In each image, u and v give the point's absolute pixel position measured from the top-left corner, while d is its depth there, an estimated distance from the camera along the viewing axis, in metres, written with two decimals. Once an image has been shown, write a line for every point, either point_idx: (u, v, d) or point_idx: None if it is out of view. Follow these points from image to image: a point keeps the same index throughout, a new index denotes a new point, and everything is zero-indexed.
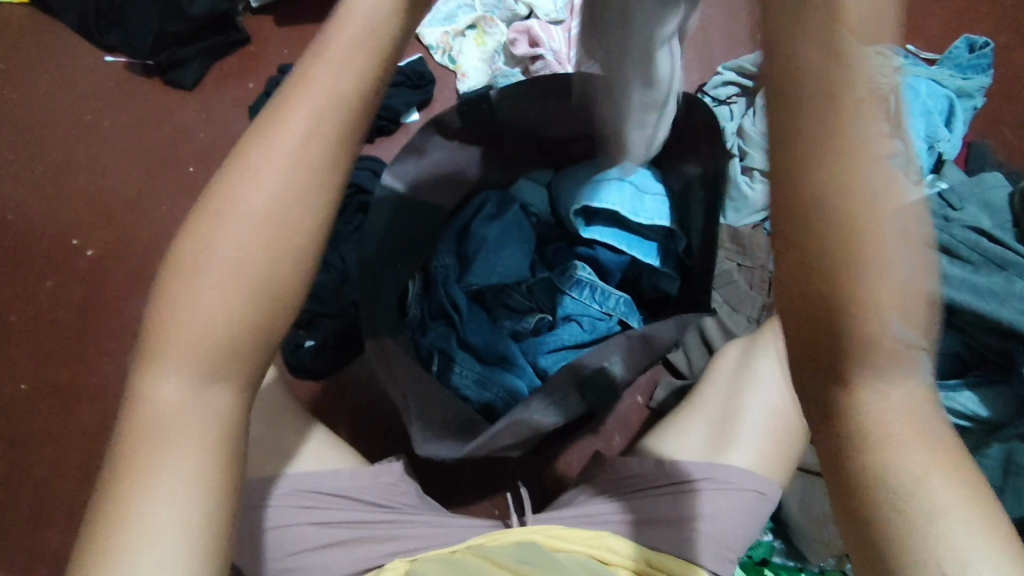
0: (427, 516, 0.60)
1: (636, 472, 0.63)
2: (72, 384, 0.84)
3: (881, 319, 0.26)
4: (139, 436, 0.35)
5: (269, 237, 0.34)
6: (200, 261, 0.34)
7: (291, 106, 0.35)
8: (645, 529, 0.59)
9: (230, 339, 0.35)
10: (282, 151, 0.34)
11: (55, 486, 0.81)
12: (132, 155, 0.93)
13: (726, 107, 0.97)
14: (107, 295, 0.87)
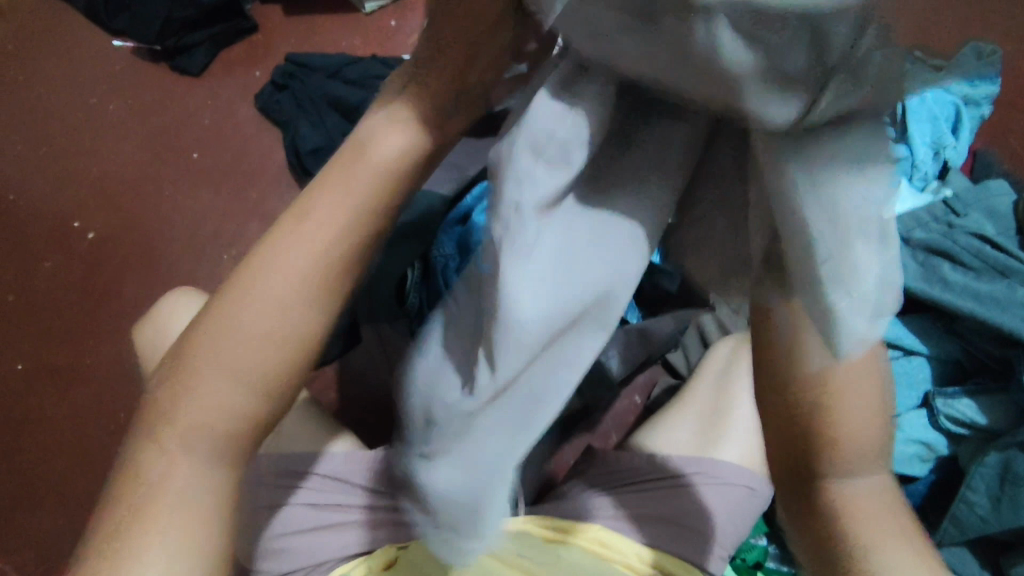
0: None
1: (625, 466, 0.63)
2: (69, 366, 0.84)
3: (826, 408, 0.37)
4: (140, 487, 0.38)
5: (282, 335, 0.36)
6: (217, 342, 0.36)
7: (321, 210, 0.35)
8: (636, 523, 0.59)
9: (235, 421, 0.37)
10: (303, 253, 0.35)
11: (48, 467, 0.81)
12: (136, 139, 0.93)
13: None
14: (107, 279, 0.87)
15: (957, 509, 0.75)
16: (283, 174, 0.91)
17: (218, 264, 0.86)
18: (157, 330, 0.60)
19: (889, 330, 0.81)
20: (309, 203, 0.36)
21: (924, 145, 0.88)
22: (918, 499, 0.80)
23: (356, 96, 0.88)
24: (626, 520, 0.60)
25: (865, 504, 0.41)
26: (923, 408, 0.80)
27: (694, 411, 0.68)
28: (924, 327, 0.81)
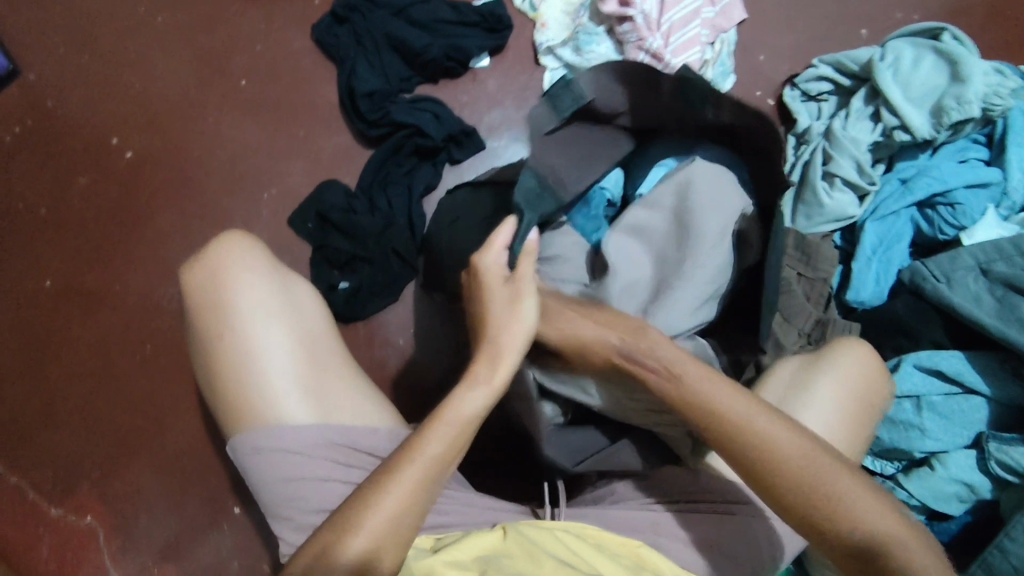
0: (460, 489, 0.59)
1: (669, 477, 0.61)
2: (98, 289, 0.81)
3: (757, 439, 0.51)
4: (340, 526, 0.49)
5: (465, 417, 0.53)
6: (432, 422, 0.52)
7: (518, 314, 0.54)
8: (675, 539, 0.58)
9: (435, 471, 0.51)
10: (513, 340, 0.53)
11: (69, 388, 0.79)
12: (182, 57, 0.87)
13: (814, 104, 0.92)
14: (139, 204, 0.83)
15: (991, 555, 0.73)
16: (335, 116, 0.86)
17: (258, 203, 0.84)
18: (210, 283, 0.57)
19: (950, 365, 0.77)
20: (490, 279, 0.56)
21: (1019, 171, 0.83)
22: (948, 537, 0.79)
23: (421, 40, 0.85)
24: (665, 536, 0.58)
25: (868, 515, 0.49)
26: (973, 449, 0.77)
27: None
28: (989, 365, 0.77)
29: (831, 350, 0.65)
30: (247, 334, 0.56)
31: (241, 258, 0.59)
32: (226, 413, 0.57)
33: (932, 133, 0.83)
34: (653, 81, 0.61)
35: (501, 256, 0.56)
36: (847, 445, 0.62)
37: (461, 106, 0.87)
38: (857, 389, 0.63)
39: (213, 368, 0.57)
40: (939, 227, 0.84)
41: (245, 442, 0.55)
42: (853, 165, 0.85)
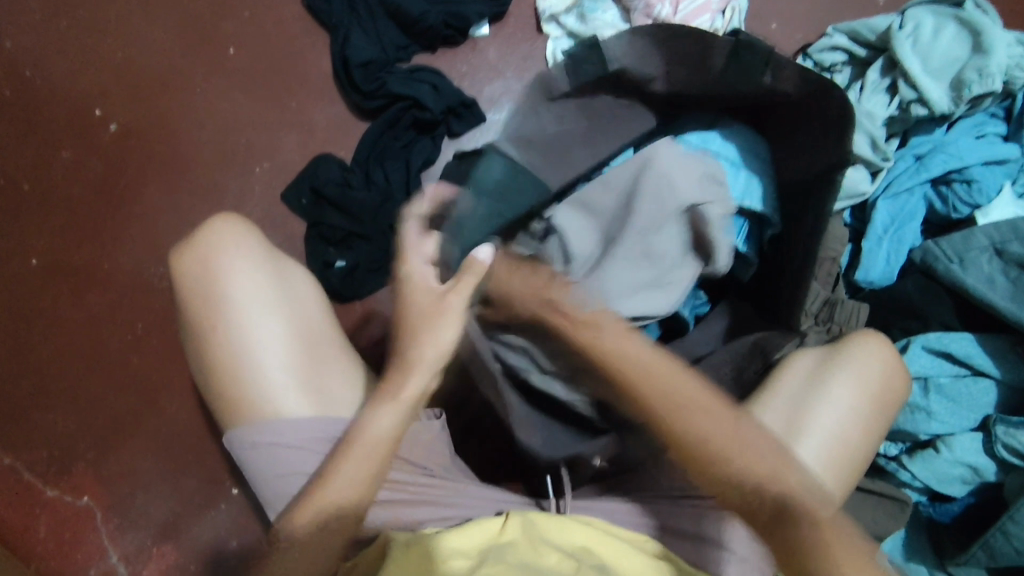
0: (465, 482, 0.58)
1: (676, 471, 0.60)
2: (86, 267, 0.79)
3: (666, 387, 0.49)
4: (285, 535, 0.49)
5: (388, 430, 0.51)
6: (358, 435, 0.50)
7: (436, 323, 0.49)
8: (682, 536, 0.57)
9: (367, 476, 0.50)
10: (438, 350, 0.50)
11: (59, 369, 0.77)
12: (166, 24, 0.83)
13: (828, 76, 0.89)
14: (126, 178, 0.80)
15: (993, 537, 0.73)
16: (328, 87, 0.83)
17: (250, 178, 0.81)
18: (203, 271, 0.55)
19: (960, 347, 0.76)
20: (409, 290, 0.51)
21: None
22: (949, 518, 0.80)
23: (418, 6, 0.81)
24: (668, 534, 0.58)
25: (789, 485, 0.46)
26: (979, 432, 0.76)
27: (779, 412, 0.60)
28: (1000, 349, 0.76)
29: (853, 347, 0.62)
30: (241, 326, 0.54)
31: (231, 245, 0.56)
32: (222, 406, 0.55)
33: (951, 107, 0.80)
34: (705, 44, 0.59)
35: (414, 260, 0.51)
36: (863, 445, 0.60)
37: (460, 77, 0.84)
38: (878, 388, 0.61)
39: (206, 361, 0.55)
40: (953, 206, 0.82)
41: (242, 436, 0.54)
42: (867, 140, 0.82)
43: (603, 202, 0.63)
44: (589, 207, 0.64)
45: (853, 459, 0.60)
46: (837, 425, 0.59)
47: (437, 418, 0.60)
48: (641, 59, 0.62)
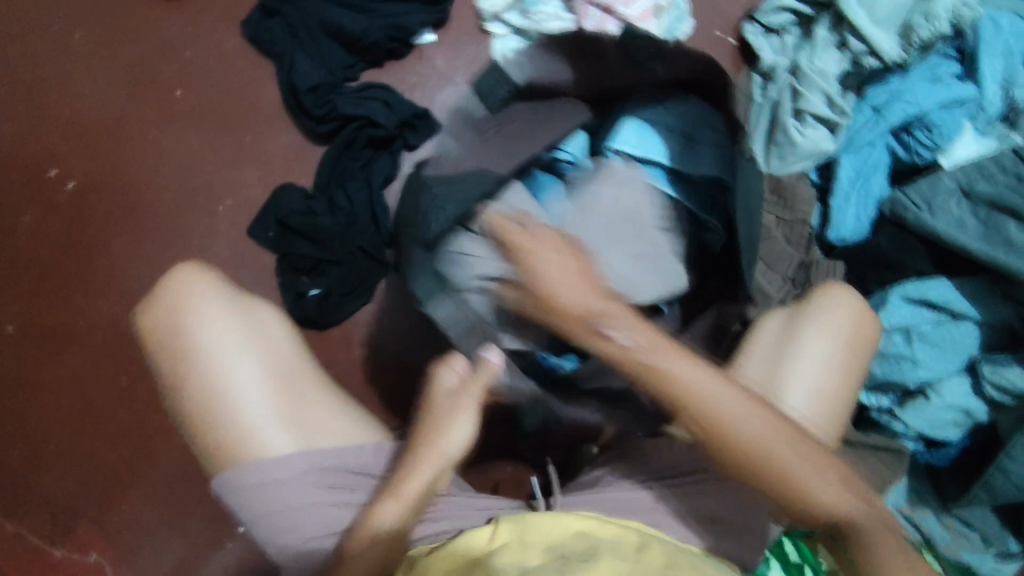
0: (456, 492, 0.60)
1: (660, 456, 0.62)
2: (61, 328, 0.79)
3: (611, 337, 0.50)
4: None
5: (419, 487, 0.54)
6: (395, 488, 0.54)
7: (464, 406, 0.58)
8: (677, 517, 0.58)
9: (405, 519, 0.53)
10: (465, 426, 0.57)
11: (50, 431, 0.78)
12: (109, 74, 0.82)
13: (778, 38, 0.88)
14: (89, 234, 0.80)
15: (992, 476, 0.74)
16: (280, 116, 0.82)
17: (213, 217, 0.81)
18: (173, 323, 0.56)
19: (937, 292, 0.76)
20: (435, 397, 0.59)
21: (994, 84, 0.80)
22: (947, 462, 0.82)
23: (358, 23, 0.80)
24: (664, 512, 0.58)
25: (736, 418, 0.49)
26: (966, 374, 0.77)
27: (757, 374, 0.62)
28: (977, 289, 0.76)
29: (817, 301, 0.64)
30: (214, 365, 0.55)
31: (195, 287, 0.57)
32: (204, 454, 0.55)
33: (902, 55, 0.80)
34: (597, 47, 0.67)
35: (448, 373, 0.60)
36: (841, 393, 0.62)
37: (411, 88, 0.83)
38: (848, 336, 0.62)
39: (181, 406, 0.55)
40: (916, 152, 0.81)
41: (227, 481, 0.54)
42: (823, 99, 0.82)
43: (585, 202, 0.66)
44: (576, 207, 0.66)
45: (834, 408, 0.61)
46: (813, 376, 0.61)
47: None
48: (544, 68, 0.67)
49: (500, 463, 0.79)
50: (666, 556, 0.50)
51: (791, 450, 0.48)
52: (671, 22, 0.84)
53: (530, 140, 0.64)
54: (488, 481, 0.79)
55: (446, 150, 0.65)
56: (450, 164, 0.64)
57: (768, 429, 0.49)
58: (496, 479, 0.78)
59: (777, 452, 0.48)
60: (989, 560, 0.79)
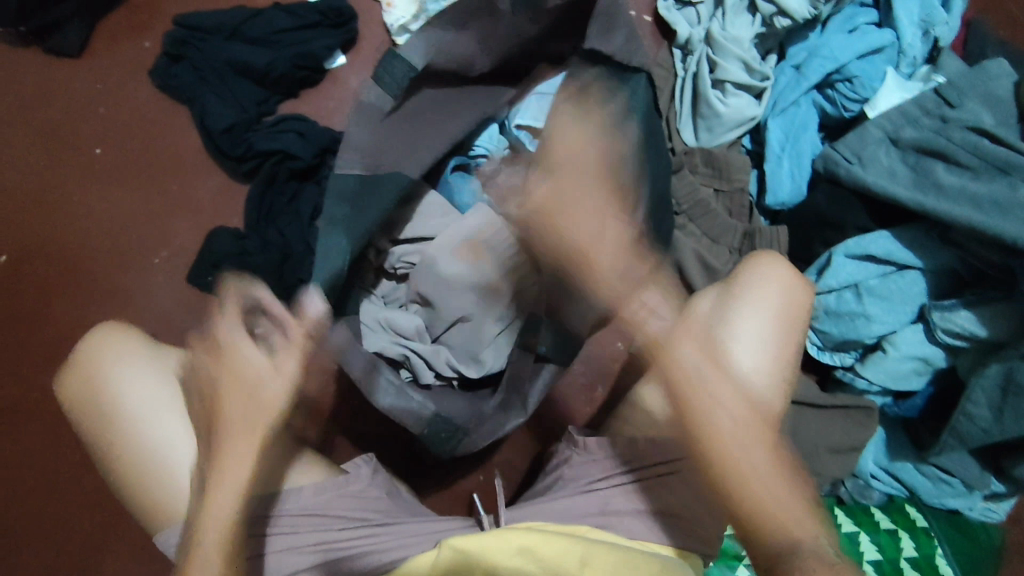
0: (407, 520, 0.58)
1: (611, 457, 0.63)
2: (12, 400, 0.79)
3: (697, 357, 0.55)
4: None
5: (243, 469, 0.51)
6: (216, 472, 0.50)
7: (270, 366, 0.51)
8: (624, 517, 0.60)
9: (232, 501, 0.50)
10: (271, 389, 0.51)
11: (13, 506, 0.77)
12: (26, 143, 0.82)
13: (692, 9, 0.87)
14: (29, 304, 0.80)
15: (958, 422, 0.72)
16: (202, 159, 0.82)
17: (150, 271, 0.80)
18: (91, 389, 0.55)
19: (878, 246, 0.75)
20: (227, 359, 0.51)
21: (912, 26, 0.80)
22: (916, 413, 0.80)
23: (263, 57, 0.79)
24: (613, 516, 0.60)
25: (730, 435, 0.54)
26: (919, 323, 0.76)
27: None
28: (917, 237, 0.75)
29: (749, 273, 0.64)
30: (143, 423, 0.55)
31: (113, 350, 0.57)
32: (144, 515, 0.55)
33: (813, 11, 0.79)
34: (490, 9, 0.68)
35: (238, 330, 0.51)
36: (780, 365, 0.60)
37: (329, 113, 0.83)
38: (778, 308, 0.62)
39: (114, 470, 0.55)
40: (842, 106, 0.80)
41: (169, 539, 0.53)
42: (741, 66, 0.81)
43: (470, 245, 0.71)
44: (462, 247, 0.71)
45: (776, 383, 0.60)
46: (749, 352, 0.59)
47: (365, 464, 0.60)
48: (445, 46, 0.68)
49: (473, 473, 0.80)
50: (609, 566, 0.52)
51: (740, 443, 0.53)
52: None
53: (439, 130, 0.72)
54: (463, 494, 0.79)
55: (353, 137, 0.62)
56: (358, 152, 0.63)
57: (731, 423, 0.54)
58: (472, 489, 0.79)
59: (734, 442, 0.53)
60: (979, 503, 0.80)
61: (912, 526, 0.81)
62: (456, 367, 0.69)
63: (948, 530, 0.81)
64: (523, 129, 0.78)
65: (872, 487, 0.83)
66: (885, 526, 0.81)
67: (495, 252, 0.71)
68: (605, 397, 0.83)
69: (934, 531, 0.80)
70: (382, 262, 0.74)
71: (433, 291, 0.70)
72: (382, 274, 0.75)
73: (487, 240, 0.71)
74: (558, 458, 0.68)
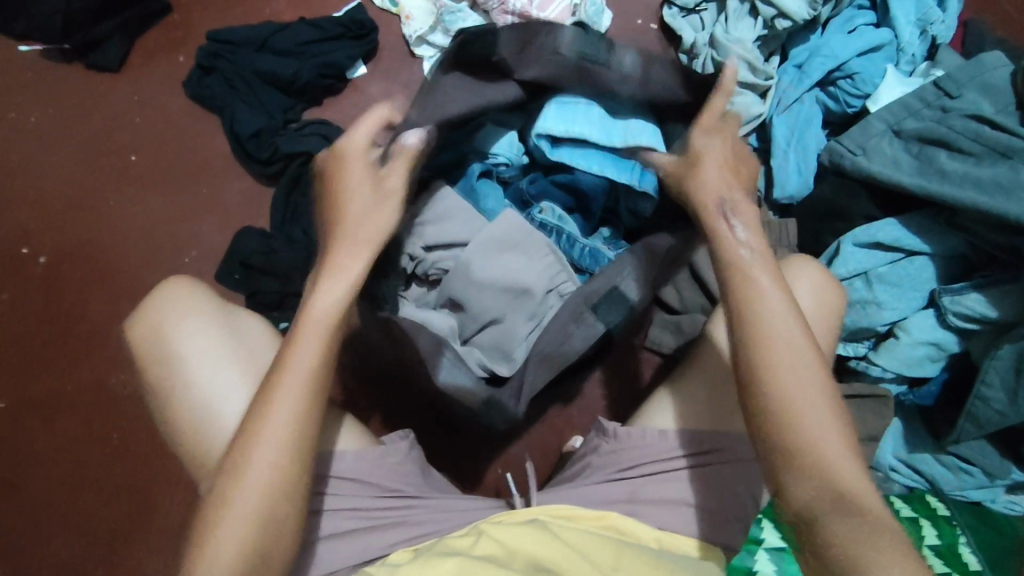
0: (436, 495, 0.60)
1: (636, 444, 0.64)
2: (49, 396, 0.82)
3: (754, 285, 0.51)
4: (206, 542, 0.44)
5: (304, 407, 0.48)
6: (263, 424, 0.47)
7: (326, 275, 0.52)
8: (651, 505, 0.61)
9: (295, 444, 0.47)
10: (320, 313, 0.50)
11: (48, 497, 0.80)
12: (67, 152, 0.87)
13: (695, 17, 0.91)
14: (67, 304, 0.84)
15: (974, 406, 0.73)
16: (232, 163, 0.86)
17: (181, 270, 0.84)
18: (152, 349, 0.58)
19: (887, 233, 0.77)
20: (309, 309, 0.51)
21: (909, 25, 0.83)
22: (932, 400, 0.81)
23: (289, 67, 0.84)
24: (641, 503, 0.61)
25: (796, 386, 0.47)
26: (930, 308, 0.77)
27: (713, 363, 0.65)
28: (924, 224, 0.77)
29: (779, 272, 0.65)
30: (194, 387, 0.57)
31: (182, 305, 0.59)
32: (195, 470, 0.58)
33: (812, 12, 0.83)
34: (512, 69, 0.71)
35: (337, 279, 0.52)
36: None
37: (351, 119, 0.87)
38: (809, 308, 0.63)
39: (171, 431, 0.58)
40: (846, 102, 0.83)
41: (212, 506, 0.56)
42: (745, 67, 0.83)
43: (496, 247, 0.71)
44: (486, 248, 0.71)
45: None
46: None
47: (404, 442, 0.61)
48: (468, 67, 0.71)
49: (493, 465, 0.81)
50: (638, 559, 0.53)
51: (783, 373, 0.47)
52: (591, 14, 0.88)
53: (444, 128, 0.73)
54: (486, 484, 0.81)
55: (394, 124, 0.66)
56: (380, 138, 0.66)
57: (789, 354, 0.48)
58: (492, 480, 0.81)
59: (768, 342, 0.48)
60: (1002, 496, 0.79)
61: (934, 515, 0.77)
62: (489, 366, 0.70)
63: (972, 521, 0.79)
64: (543, 137, 0.76)
65: (891, 479, 0.81)
66: (909, 515, 0.76)
67: (525, 251, 0.72)
68: (620, 389, 0.84)
69: (957, 520, 0.78)
70: (414, 269, 0.76)
71: (464, 292, 0.71)
72: (414, 279, 0.77)
73: (516, 244, 0.72)
74: (587, 445, 0.69)
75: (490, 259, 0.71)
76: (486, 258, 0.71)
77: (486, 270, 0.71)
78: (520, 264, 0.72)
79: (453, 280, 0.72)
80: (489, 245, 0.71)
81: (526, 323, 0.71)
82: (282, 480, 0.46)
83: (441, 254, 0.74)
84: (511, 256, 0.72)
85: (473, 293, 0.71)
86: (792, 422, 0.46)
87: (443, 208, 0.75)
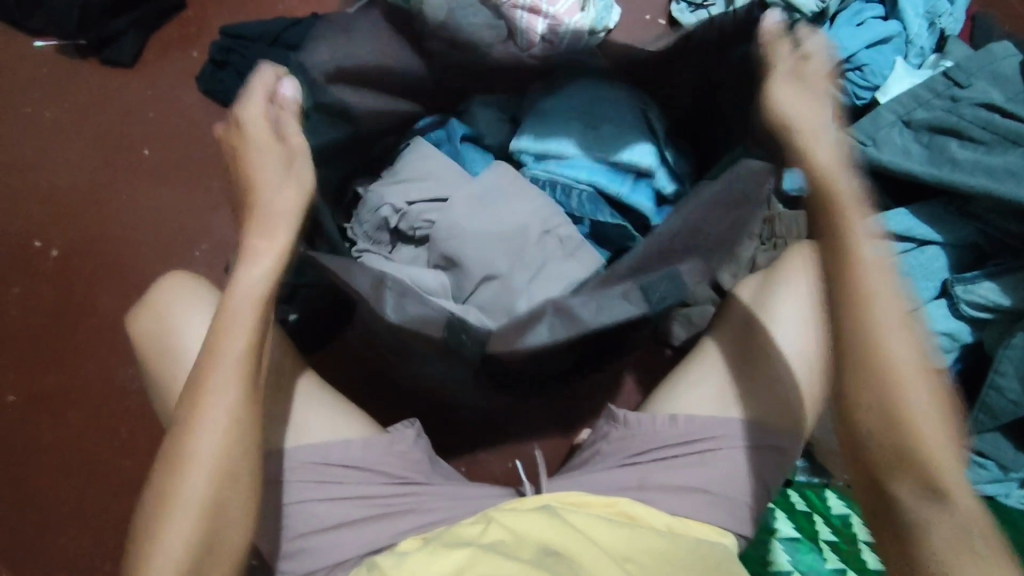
0: (444, 483, 0.60)
1: (647, 431, 0.64)
2: (60, 387, 0.82)
3: (859, 241, 0.47)
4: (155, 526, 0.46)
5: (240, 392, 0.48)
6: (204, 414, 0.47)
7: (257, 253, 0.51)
8: (662, 492, 0.60)
9: (234, 433, 0.47)
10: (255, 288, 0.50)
11: (56, 488, 0.79)
12: (80, 145, 0.88)
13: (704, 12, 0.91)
14: (78, 296, 0.84)
15: (988, 396, 0.72)
16: None
17: (192, 263, 0.84)
18: (160, 331, 0.59)
19: (900, 223, 0.76)
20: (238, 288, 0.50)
21: (918, 17, 0.84)
22: None
23: None
24: (652, 491, 0.61)
25: (902, 354, 0.45)
26: (943, 298, 0.76)
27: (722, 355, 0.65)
28: (935, 213, 0.76)
29: (788, 263, 0.65)
30: None
31: (191, 292, 0.60)
32: None
33: (819, 4, 0.84)
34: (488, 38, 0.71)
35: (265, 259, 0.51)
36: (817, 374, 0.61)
37: None
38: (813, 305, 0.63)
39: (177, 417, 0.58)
40: (855, 94, 0.84)
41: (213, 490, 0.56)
42: None
43: (485, 196, 0.71)
44: (475, 197, 0.71)
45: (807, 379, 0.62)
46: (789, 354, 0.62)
47: (411, 429, 0.61)
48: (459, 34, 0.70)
49: (503, 458, 0.81)
50: (646, 544, 0.53)
51: (911, 386, 0.45)
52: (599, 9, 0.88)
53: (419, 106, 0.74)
54: (496, 479, 0.80)
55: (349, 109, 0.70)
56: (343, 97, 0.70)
57: (893, 319, 0.46)
58: (502, 474, 0.80)
59: (870, 303, 0.46)
60: (1016, 490, 0.77)
61: None
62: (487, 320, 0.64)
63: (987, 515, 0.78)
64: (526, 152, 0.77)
65: None
66: None
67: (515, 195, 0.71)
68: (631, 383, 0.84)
69: None
70: (397, 224, 0.73)
71: (453, 242, 0.68)
72: (400, 241, 0.74)
73: (506, 189, 0.71)
74: (597, 433, 0.69)
75: (479, 208, 0.70)
76: (474, 207, 0.70)
77: (475, 217, 0.69)
78: (511, 212, 0.70)
79: (439, 232, 0.70)
80: (476, 196, 0.71)
81: (523, 273, 0.67)
82: (232, 468, 0.47)
83: (424, 208, 0.72)
84: (500, 203, 0.70)
85: (462, 244, 0.68)
86: (895, 392, 0.45)
87: (426, 167, 0.75)
